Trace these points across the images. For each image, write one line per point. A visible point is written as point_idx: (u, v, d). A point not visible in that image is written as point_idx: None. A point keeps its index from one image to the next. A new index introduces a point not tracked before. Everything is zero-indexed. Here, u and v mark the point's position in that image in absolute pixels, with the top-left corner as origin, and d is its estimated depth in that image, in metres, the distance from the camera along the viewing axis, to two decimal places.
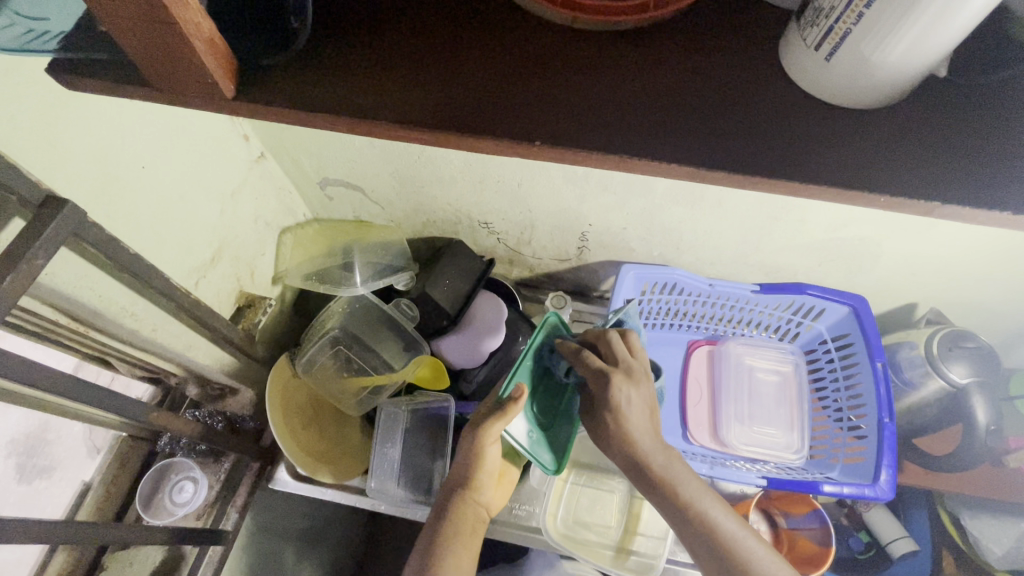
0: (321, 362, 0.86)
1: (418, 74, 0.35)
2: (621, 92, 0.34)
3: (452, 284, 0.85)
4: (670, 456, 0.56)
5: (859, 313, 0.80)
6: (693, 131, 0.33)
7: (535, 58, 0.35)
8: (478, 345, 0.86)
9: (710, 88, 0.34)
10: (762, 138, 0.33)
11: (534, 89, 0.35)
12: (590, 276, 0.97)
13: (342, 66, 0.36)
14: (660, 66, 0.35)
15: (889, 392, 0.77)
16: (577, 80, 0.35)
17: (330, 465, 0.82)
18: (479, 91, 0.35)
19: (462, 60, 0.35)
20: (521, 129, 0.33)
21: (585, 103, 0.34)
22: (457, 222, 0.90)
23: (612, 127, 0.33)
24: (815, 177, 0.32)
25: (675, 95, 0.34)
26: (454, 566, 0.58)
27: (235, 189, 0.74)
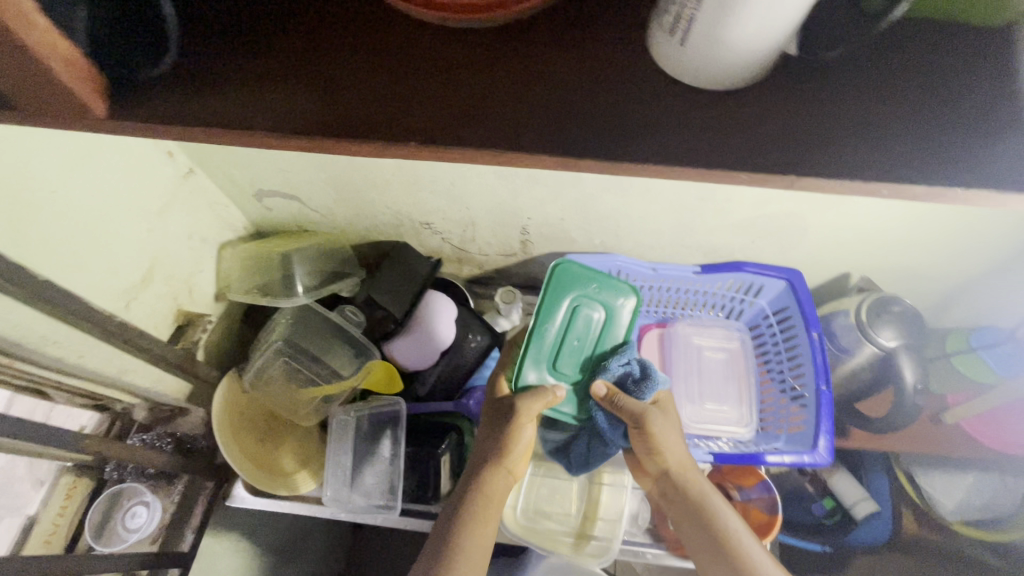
0: (269, 374, 0.84)
1: (297, 84, 0.36)
2: (498, 88, 0.35)
3: (397, 285, 0.86)
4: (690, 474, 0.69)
5: (794, 285, 0.83)
6: (566, 125, 0.34)
7: (412, 62, 0.36)
8: (425, 347, 0.87)
9: (580, 78, 0.35)
10: (635, 124, 0.34)
11: (411, 91, 0.35)
12: (538, 269, 0.98)
13: (224, 82, 0.36)
14: (536, 61, 0.36)
15: (825, 359, 0.79)
16: (454, 79, 0.36)
17: (284, 477, 0.82)
18: (357, 96, 0.35)
19: (341, 67, 0.36)
20: (401, 132, 0.34)
21: (461, 104, 0.35)
22: (400, 225, 0.90)
23: (489, 125, 0.34)
24: (689, 162, 0.33)
25: (548, 88, 0.35)
26: (474, 540, 0.60)
27: (164, 207, 0.73)
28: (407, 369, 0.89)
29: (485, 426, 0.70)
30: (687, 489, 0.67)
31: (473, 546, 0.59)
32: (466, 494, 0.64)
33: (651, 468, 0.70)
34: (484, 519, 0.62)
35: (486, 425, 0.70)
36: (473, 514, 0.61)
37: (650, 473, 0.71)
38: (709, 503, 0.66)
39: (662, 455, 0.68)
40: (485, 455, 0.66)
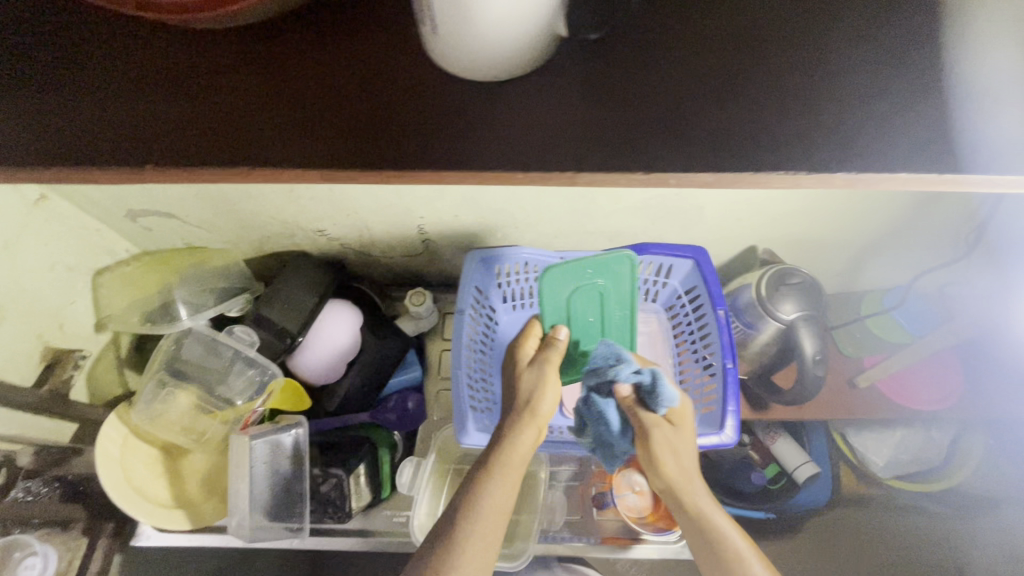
0: (158, 406, 0.81)
1: (121, 130, 0.46)
2: (273, 111, 0.46)
3: (294, 299, 0.82)
4: (691, 488, 0.64)
5: (700, 264, 0.81)
6: (364, 146, 0.45)
7: (248, 102, 0.46)
8: (331, 359, 0.84)
9: (336, 96, 0.46)
10: (415, 143, 0.45)
11: (249, 124, 0.46)
12: (449, 267, 0.95)
13: (106, 134, 0.46)
14: (301, 85, 0.46)
15: (731, 337, 0.78)
16: (247, 107, 0.46)
17: (189, 509, 0.78)
18: (168, 135, 0.46)
19: (153, 110, 0.46)
20: (243, 158, 0.45)
21: (287, 134, 0.45)
22: (293, 234, 0.85)
23: (310, 150, 0.45)
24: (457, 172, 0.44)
25: (353, 114, 0.45)
26: (489, 496, 0.60)
27: (11, 241, 0.67)
28: (315, 385, 0.86)
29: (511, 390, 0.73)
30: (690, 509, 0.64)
31: (485, 502, 0.59)
32: (484, 461, 0.63)
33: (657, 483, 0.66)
34: (498, 483, 0.61)
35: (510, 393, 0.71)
36: (489, 469, 0.62)
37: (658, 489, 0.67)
38: (715, 525, 0.62)
39: (663, 469, 0.64)
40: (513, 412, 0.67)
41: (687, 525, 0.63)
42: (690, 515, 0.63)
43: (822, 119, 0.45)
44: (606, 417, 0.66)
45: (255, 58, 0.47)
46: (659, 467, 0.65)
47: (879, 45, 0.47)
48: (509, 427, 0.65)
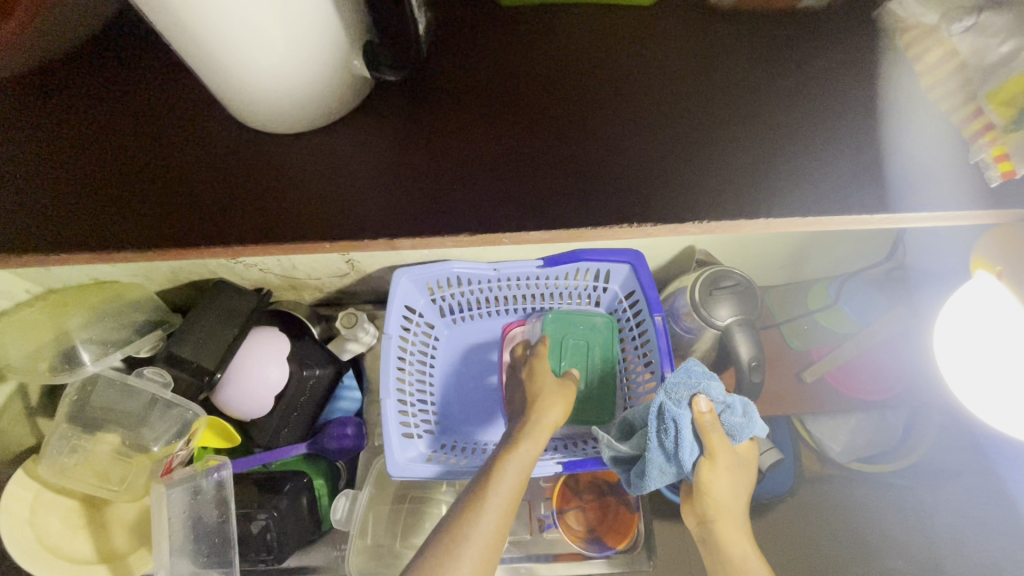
0: (71, 457, 0.76)
1: (83, 227, 0.65)
2: (200, 213, 0.65)
3: (211, 334, 0.77)
4: (731, 520, 0.64)
5: (637, 268, 0.79)
6: (237, 231, 0.65)
7: (158, 199, 0.66)
8: (258, 395, 0.79)
9: (240, 196, 0.66)
10: (275, 227, 0.65)
11: (156, 216, 0.66)
12: (382, 283, 0.90)
13: (58, 230, 0.65)
14: (217, 186, 0.67)
15: (669, 343, 0.75)
16: (182, 206, 0.66)
17: (115, 561, 0.74)
18: (120, 230, 0.65)
19: (112, 211, 0.66)
20: (148, 243, 0.64)
21: (182, 222, 0.65)
22: (206, 263, 0.79)
23: (199, 234, 0.65)
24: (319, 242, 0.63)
25: (232, 206, 0.66)
26: (517, 463, 0.64)
27: None
28: (242, 420, 0.81)
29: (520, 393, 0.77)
30: (728, 540, 0.63)
31: (515, 467, 0.63)
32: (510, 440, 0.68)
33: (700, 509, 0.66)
34: (525, 449, 0.65)
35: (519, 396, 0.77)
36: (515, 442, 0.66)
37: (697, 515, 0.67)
38: (749, 566, 0.62)
39: (714, 499, 0.64)
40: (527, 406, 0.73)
41: (714, 561, 0.64)
42: (718, 549, 0.64)
43: (681, 189, 0.65)
44: (674, 433, 0.64)
45: (165, 167, 0.68)
46: (709, 496, 0.64)
47: (720, 134, 0.67)
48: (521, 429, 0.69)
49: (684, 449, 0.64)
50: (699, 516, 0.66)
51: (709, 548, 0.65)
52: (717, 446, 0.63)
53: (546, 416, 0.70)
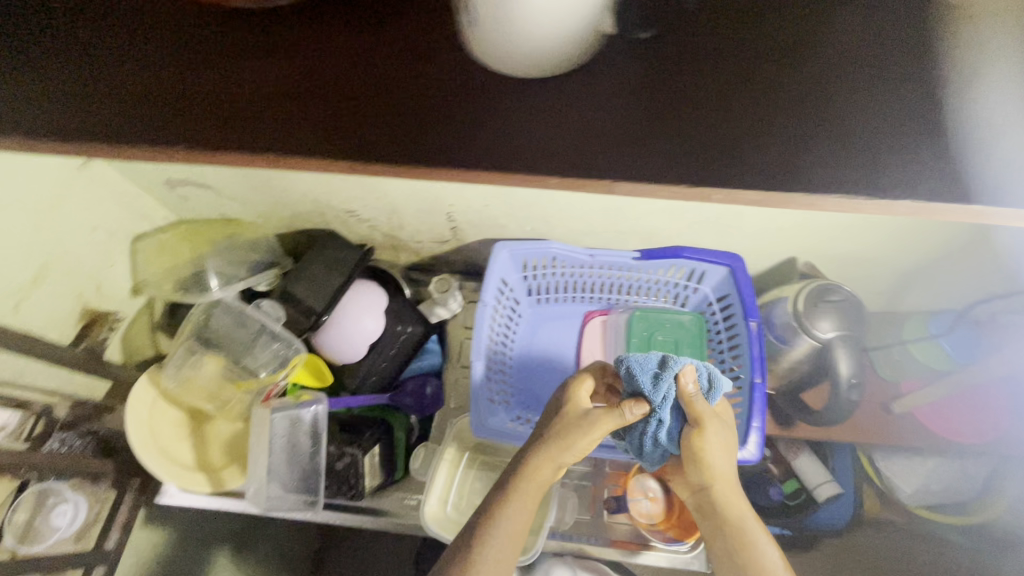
0: (190, 372, 0.83)
1: (161, 113, 0.56)
2: (290, 116, 0.56)
3: (321, 279, 0.83)
4: (728, 486, 0.65)
5: (736, 271, 0.78)
6: (334, 148, 0.54)
7: (249, 100, 0.56)
8: (355, 342, 0.85)
9: (343, 103, 0.55)
10: (369, 138, 0.54)
11: (246, 120, 0.56)
12: (477, 255, 0.94)
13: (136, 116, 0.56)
14: (315, 91, 0.56)
15: (763, 351, 0.74)
16: (268, 110, 0.56)
17: (212, 473, 0.81)
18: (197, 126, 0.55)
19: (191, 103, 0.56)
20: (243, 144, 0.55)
21: (275, 129, 0.55)
22: (324, 212, 0.85)
23: (291, 145, 0.55)
24: (433, 168, 0.53)
25: (331, 119, 0.55)
26: (508, 517, 0.62)
27: (58, 200, 0.70)
28: (336, 363, 0.87)
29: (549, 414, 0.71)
30: (727, 507, 0.65)
31: (504, 521, 0.61)
32: (504, 480, 0.65)
33: (694, 481, 0.67)
34: (517, 503, 0.63)
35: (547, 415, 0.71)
36: (507, 490, 0.64)
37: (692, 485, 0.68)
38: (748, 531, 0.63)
39: (708, 470, 0.65)
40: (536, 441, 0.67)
41: (713, 528, 0.65)
42: (719, 518, 0.65)
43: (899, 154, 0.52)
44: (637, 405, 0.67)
45: (258, 63, 0.57)
46: (701, 466, 0.65)
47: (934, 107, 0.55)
48: (522, 464, 0.65)
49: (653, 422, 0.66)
50: (697, 485, 0.67)
51: (708, 516, 0.67)
52: (704, 416, 0.64)
53: (569, 448, 0.65)
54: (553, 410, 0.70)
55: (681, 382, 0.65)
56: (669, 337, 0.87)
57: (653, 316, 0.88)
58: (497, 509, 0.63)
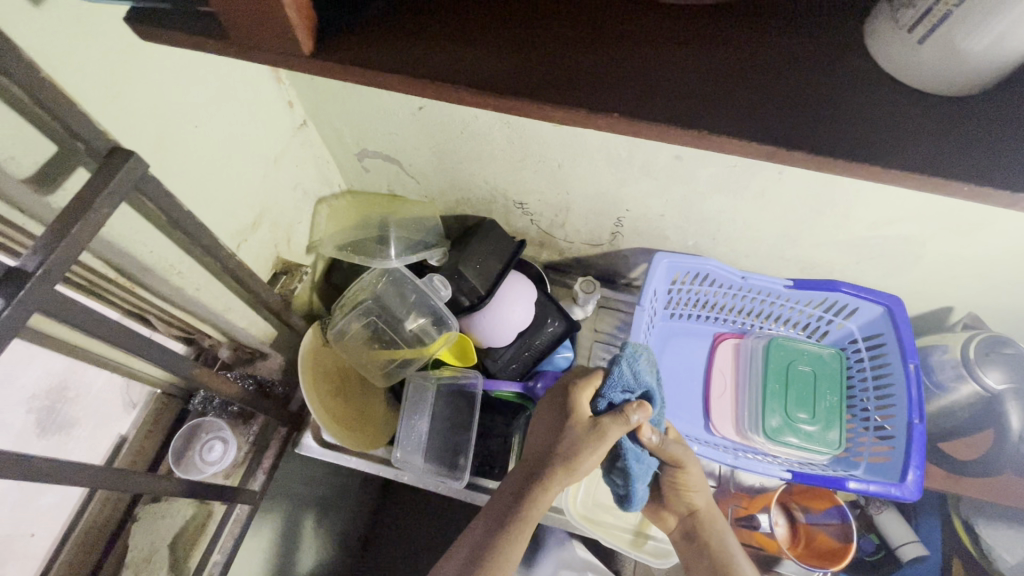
0: (351, 333, 0.88)
1: (409, 25, 0.37)
2: (586, 43, 0.37)
3: (484, 262, 0.87)
4: (710, 516, 0.73)
5: (893, 312, 0.80)
6: (779, 107, 0.34)
7: (629, 25, 0.37)
8: (507, 328, 0.87)
9: (666, 36, 0.37)
10: (720, 90, 0.35)
11: (633, 57, 0.36)
12: (619, 262, 0.97)
13: (391, 30, 0.37)
14: (627, 21, 0.37)
15: (920, 393, 0.75)
16: (561, 38, 0.37)
17: (354, 433, 0.85)
18: (460, 51, 0.36)
19: (451, 22, 0.37)
20: (518, 80, 0.35)
21: (679, 71, 0.35)
22: (493, 201, 0.90)
23: (709, 98, 0.34)
24: (831, 136, 0.33)
25: (761, 55, 0.36)
26: (518, 551, 0.62)
27: (279, 155, 0.75)
28: (481, 345, 0.89)
29: (555, 430, 0.67)
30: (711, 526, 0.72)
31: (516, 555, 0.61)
32: (511, 513, 0.63)
33: (676, 508, 0.74)
34: (526, 536, 0.63)
35: (558, 425, 0.67)
36: (519, 526, 0.62)
37: (674, 511, 0.74)
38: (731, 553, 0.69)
39: (691, 496, 0.72)
40: (546, 464, 0.65)
41: (698, 552, 0.71)
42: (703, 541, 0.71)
43: None
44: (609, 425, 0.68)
45: None
46: (683, 495, 0.73)
47: None
48: (534, 494, 0.64)
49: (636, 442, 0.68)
50: (681, 516, 0.74)
51: (689, 543, 0.72)
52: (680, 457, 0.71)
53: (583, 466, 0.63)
54: (558, 415, 0.69)
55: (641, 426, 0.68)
56: (808, 366, 0.88)
57: (795, 344, 0.89)
58: (504, 538, 0.62)
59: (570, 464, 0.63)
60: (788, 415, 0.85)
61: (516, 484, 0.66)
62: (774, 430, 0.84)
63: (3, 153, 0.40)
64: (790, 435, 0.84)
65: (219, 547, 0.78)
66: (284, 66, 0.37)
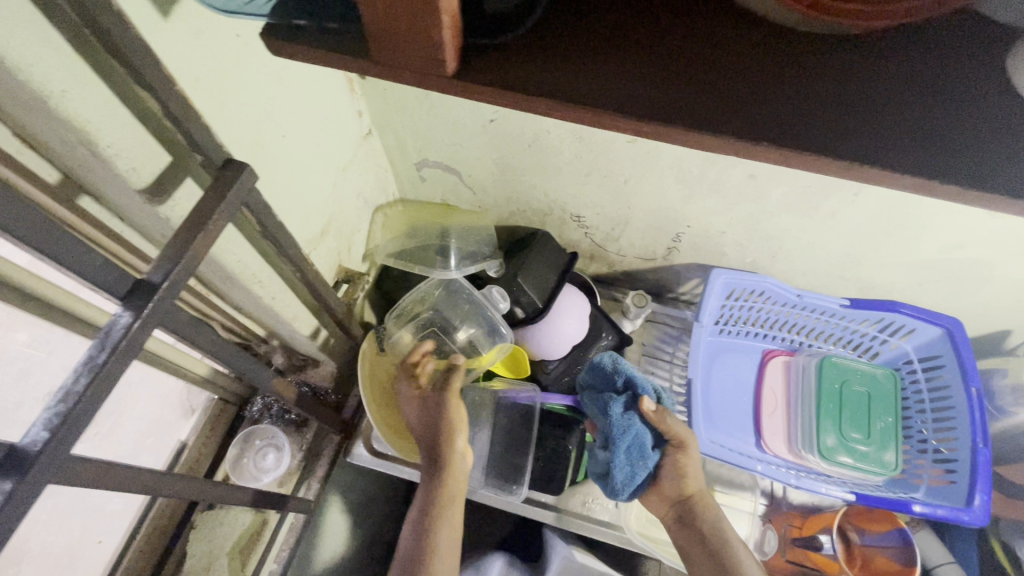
0: (404, 341, 0.87)
1: (547, 46, 0.37)
2: (726, 68, 0.36)
3: (539, 274, 0.87)
4: (706, 502, 0.69)
5: (954, 335, 0.80)
6: (924, 140, 0.34)
7: (771, 51, 0.37)
8: (562, 341, 0.87)
9: (804, 63, 0.36)
10: (861, 118, 0.35)
11: (776, 84, 0.36)
12: (669, 277, 0.97)
13: (529, 51, 0.37)
14: (763, 44, 0.37)
15: (983, 418, 0.76)
16: (699, 60, 0.36)
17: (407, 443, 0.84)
18: (599, 72, 0.36)
19: (588, 44, 0.37)
20: (660, 104, 0.35)
21: (824, 102, 0.35)
22: (549, 213, 0.90)
23: (852, 127, 0.34)
24: (982, 170, 0.33)
25: (903, 89, 0.36)
26: (447, 529, 0.66)
27: (347, 164, 0.76)
28: (534, 356, 0.89)
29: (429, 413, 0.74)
30: (705, 511, 0.69)
31: (445, 534, 0.65)
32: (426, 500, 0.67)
33: (670, 492, 0.70)
34: (449, 515, 0.67)
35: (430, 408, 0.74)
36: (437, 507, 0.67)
37: (666, 495, 0.70)
38: (729, 540, 0.66)
39: (689, 480, 0.69)
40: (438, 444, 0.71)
41: (697, 540, 0.67)
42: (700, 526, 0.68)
43: None
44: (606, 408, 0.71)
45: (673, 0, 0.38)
46: (680, 479, 0.69)
47: None
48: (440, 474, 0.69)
49: (633, 432, 0.69)
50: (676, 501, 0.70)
51: (686, 530, 0.69)
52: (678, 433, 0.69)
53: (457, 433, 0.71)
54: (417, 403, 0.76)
55: (641, 411, 0.69)
56: (863, 385, 0.87)
57: (850, 364, 0.88)
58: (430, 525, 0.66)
59: (451, 433, 0.70)
60: (845, 435, 0.85)
61: (425, 473, 0.70)
62: (830, 450, 0.83)
63: (127, 164, 0.40)
64: (846, 455, 0.83)
65: (275, 556, 0.77)
66: (423, 86, 0.37)
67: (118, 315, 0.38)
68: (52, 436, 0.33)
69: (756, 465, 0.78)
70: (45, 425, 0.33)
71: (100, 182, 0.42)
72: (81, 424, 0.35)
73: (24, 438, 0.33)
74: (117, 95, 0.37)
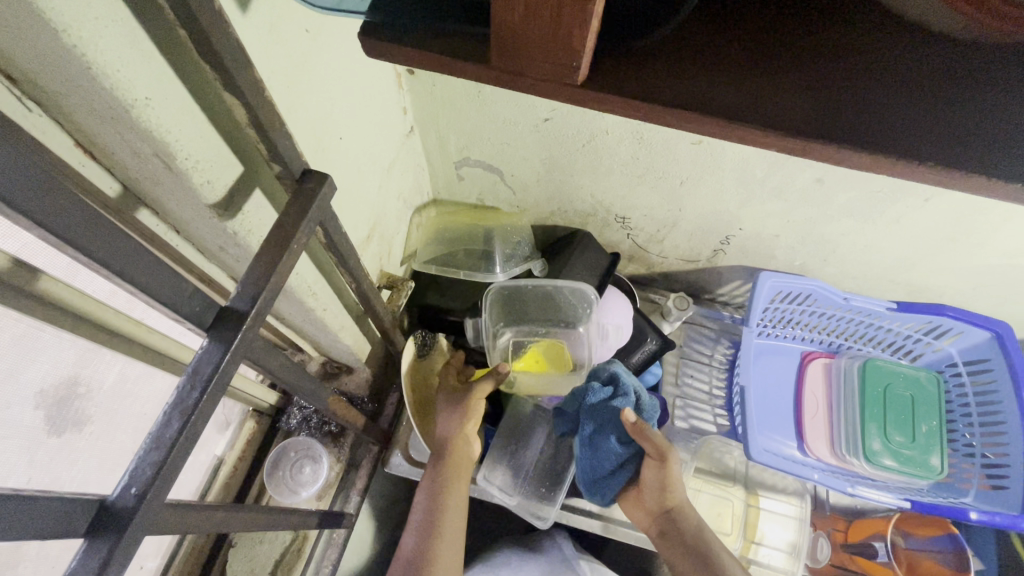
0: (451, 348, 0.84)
1: (679, 55, 0.33)
2: (881, 76, 0.32)
3: (581, 278, 0.85)
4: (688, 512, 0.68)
5: (1003, 340, 0.79)
6: None
7: (937, 69, 0.32)
8: (604, 345, 0.85)
9: (967, 69, 0.32)
10: None
11: (944, 105, 0.31)
12: (710, 278, 0.95)
13: (660, 60, 0.33)
14: (915, 50, 0.33)
15: None
16: (849, 69, 0.32)
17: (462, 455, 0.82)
18: (741, 83, 0.32)
19: (725, 51, 0.33)
20: (813, 118, 0.31)
21: (1011, 126, 0.31)
22: (592, 214, 0.87)
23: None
24: None
25: None
26: (454, 509, 0.67)
27: (390, 164, 0.71)
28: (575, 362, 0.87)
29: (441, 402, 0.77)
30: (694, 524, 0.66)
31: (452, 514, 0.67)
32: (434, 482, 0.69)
33: (652, 503, 0.68)
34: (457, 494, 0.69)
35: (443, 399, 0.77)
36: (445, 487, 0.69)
37: (650, 507, 0.69)
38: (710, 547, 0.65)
39: (672, 495, 0.67)
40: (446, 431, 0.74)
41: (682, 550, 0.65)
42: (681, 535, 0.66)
43: None
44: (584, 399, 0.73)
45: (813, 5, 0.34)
46: (662, 491, 0.67)
47: None
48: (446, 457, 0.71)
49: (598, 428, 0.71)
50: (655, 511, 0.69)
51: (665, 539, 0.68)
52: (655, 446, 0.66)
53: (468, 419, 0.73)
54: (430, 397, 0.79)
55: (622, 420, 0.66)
56: (905, 387, 0.87)
57: (890, 365, 0.88)
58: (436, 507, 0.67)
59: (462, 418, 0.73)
60: (888, 438, 0.84)
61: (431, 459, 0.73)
62: (876, 453, 0.83)
63: (203, 177, 0.36)
64: (891, 459, 0.83)
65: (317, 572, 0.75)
66: (542, 96, 0.33)
67: (205, 348, 0.34)
68: (147, 489, 0.30)
69: (812, 474, 0.77)
70: (135, 479, 0.30)
71: (168, 195, 0.38)
72: (173, 472, 0.32)
73: (115, 490, 0.30)
74: (197, 99, 0.33)
